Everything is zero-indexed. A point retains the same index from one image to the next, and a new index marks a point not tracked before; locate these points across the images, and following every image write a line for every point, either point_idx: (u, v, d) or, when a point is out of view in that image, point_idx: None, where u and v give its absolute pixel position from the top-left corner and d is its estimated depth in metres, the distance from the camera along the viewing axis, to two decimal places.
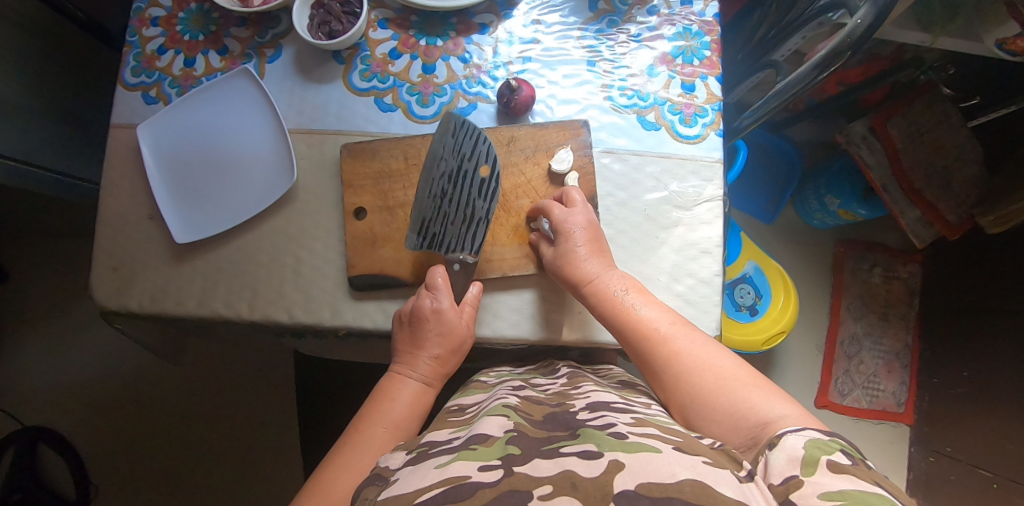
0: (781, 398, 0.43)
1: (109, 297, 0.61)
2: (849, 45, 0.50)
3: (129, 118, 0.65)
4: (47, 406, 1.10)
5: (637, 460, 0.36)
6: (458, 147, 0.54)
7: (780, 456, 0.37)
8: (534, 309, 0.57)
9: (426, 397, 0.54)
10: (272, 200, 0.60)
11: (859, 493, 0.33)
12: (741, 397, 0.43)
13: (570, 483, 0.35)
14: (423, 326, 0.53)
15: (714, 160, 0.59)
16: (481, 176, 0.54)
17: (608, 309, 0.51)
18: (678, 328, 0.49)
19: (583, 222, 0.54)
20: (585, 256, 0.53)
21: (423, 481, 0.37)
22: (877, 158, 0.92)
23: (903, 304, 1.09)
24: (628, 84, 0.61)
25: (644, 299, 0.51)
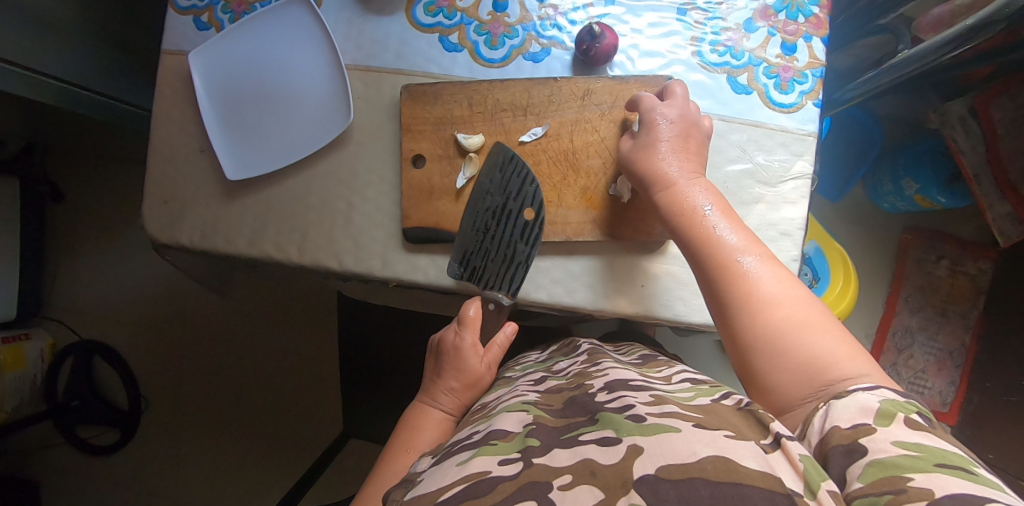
0: (855, 355, 0.38)
1: (160, 229, 0.62)
2: (1000, 19, 0.43)
3: (180, 45, 0.63)
4: (101, 321, 1.15)
5: (655, 442, 0.33)
6: (505, 184, 0.51)
7: (848, 405, 0.34)
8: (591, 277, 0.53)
9: (449, 426, 0.53)
10: (324, 141, 0.57)
11: (937, 450, 0.30)
12: (820, 348, 0.38)
13: (589, 471, 0.33)
14: (444, 359, 0.53)
15: (807, 133, 0.53)
16: (524, 219, 0.51)
17: (689, 233, 0.45)
18: (759, 265, 0.43)
19: (675, 115, 0.49)
20: (666, 154, 0.48)
21: (444, 480, 0.35)
22: (972, 143, 0.84)
23: (966, 301, 1.02)
24: (721, 38, 0.54)
25: (735, 228, 0.45)
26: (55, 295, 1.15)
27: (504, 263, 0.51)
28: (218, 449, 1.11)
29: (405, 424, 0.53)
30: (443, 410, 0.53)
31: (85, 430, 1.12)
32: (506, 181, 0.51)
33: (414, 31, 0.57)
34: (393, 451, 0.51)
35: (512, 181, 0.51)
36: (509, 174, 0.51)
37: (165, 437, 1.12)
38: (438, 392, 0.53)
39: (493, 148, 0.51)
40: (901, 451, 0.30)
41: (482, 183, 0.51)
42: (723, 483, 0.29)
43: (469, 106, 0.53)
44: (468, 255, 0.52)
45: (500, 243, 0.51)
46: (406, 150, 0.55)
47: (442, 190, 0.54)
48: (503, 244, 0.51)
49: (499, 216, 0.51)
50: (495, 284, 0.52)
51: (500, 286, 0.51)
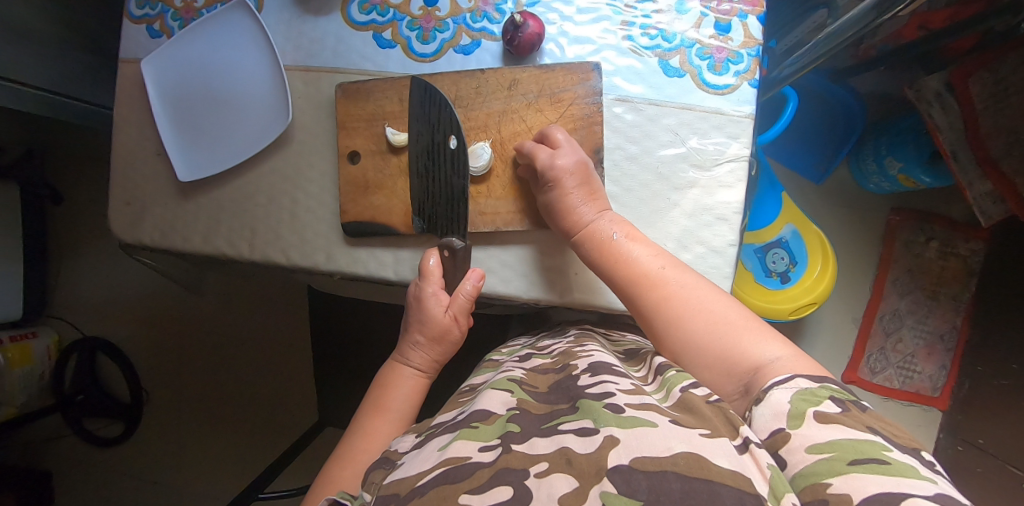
0: (769, 340, 0.39)
1: (125, 230, 0.65)
2: None
3: (135, 52, 0.65)
4: (101, 319, 1.20)
5: (632, 435, 0.33)
6: (427, 117, 0.51)
7: (765, 412, 0.34)
8: (524, 266, 0.53)
9: (421, 383, 0.55)
10: (267, 141, 0.59)
11: (851, 443, 0.30)
12: (732, 341, 0.40)
13: (565, 459, 0.33)
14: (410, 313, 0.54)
15: (744, 115, 0.52)
16: (450, 147, 0.50)
17: (598, 251, 0.48)
18: (667, 271, 0.45)
19: (572, 163, 0.48)
20: (579, 201, 0.48)
21: (425, 464, 0.36)
22: (949, 120, 0.81)
23: (957, 284, 0.99)
24: (652, 21, 0.53)
25: (641, 242, 0.47)
26: (58, 294, 1.21)
27: (449, 199, 0.51)
28: (214, 439, 1.15)
29: (377, 389, 0.54)
30: (414, 368, 0.55)
31: (93, 423, 1.17)
32: (427, 114, 0.51)
33: (349, 30, 0.58)
34: (364, 414, 0.52)
35: (432, 109, 0.50)
36: (426, 105, 0.50)
37: (165, 428, 1.16)
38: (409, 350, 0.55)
39: (413, 86, 0.52)
40: (816, 458, 0.30)
41: (412, 126, 0.52)
42: (694, 478, 0.29)
43: (400, 101, 0.54)
44: (425, 205, 0.53)
45: (439, 181, 0.51)
46: (343, 147, 0.55)
47: (377, 185, 0.55)
48: (442, 183, 0.51)
49: (438, 152, 0.51)
50: (449, 229, 0.52)
51: (451, 231, 0.51)
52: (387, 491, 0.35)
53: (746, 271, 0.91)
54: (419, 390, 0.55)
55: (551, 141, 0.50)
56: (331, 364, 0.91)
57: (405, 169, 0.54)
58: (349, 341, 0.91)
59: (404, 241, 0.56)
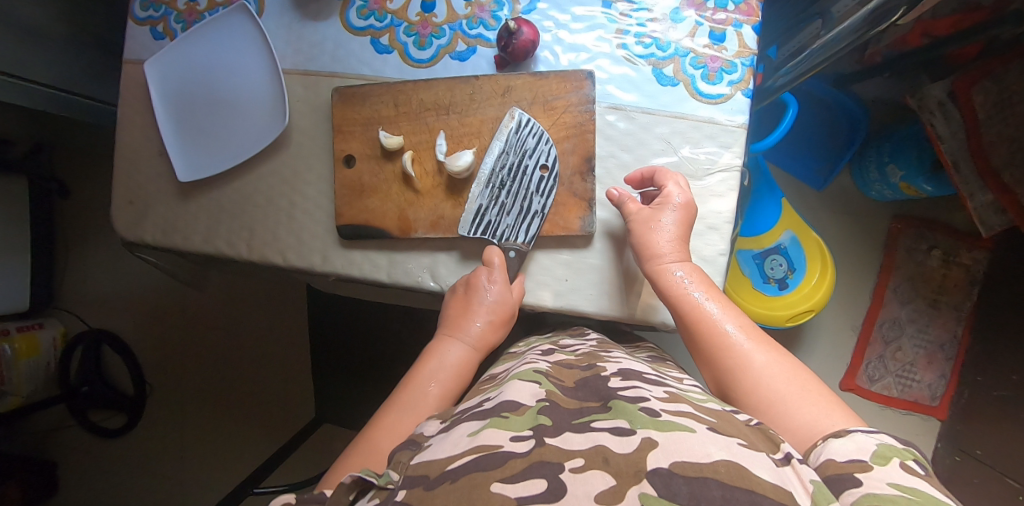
0: (856, 417, 0.38)
1: (127, 228, 0.66)
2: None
3: (139, 54, 0.66)
4: (106, 312, 1.23)
5: (671, 440, 0.33)
6: (521, 143, 0.52)
7: (846, 444, 0.34)
8: (578, 275, 0.53)
9: (471, 360, 0.51)
10: (265, 143, 0.59)
11: (932, 496, 0.30)
12: (819, 410, 0.38)
13: (602, 458, 0.32)
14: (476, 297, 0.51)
15: (737, 124, 0.52)
16: (539, 174, 0.52)
17: (670, 302, 0.48)
18: (741, 334, 0.45)
19: (680, 199, 0.50)
20: (667, 237, 0.49)
21: (455, 449, 0.36)
22: (952, 129, 0.80)
23: (959, 292, 0.98)
24: (646, 30, 0.53)
25: (712, 298, 0.48)
26: (65, 287, 1.23)
27: (522, 217, 0.52)
28: (213, 433, 1.17)
29: (423, 358, 0.50)
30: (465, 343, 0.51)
31: (97, 414, 1.19)
32: (522, 140, 0.52)
33: (347, 34, 0.58)
34: (408, 386, 0.48)
35: (527, 139, 0.52)
36: (522, 133, 0.52)
37: (166, 420, 1.18)
38: (469, 326, 0.51)
39: (507, 112, 0.52)
40: (896, 492, 0.30)
41: (494, 144, 0.52)
42: (736, 487, 0.29)
43: (395, 106, 0.55)
44: (483, 212, 0.52)
45: (515, 195, 0.52)
46: (339, 151, 0.56)
47: (373, 189, 0.55)
48: (517, 197, 0.52)
49: (517, 173, 0.52)
50: (509, 235, 0.53)
51: (513, 237, 0.52)
52: (417, 473, 0.35)
53: (743, 277, 0.91)
54: (468, 367, 0.51)
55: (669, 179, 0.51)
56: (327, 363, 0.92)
57: (399, 174, 0.55)
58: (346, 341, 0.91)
59: (396, 244, 0.56)
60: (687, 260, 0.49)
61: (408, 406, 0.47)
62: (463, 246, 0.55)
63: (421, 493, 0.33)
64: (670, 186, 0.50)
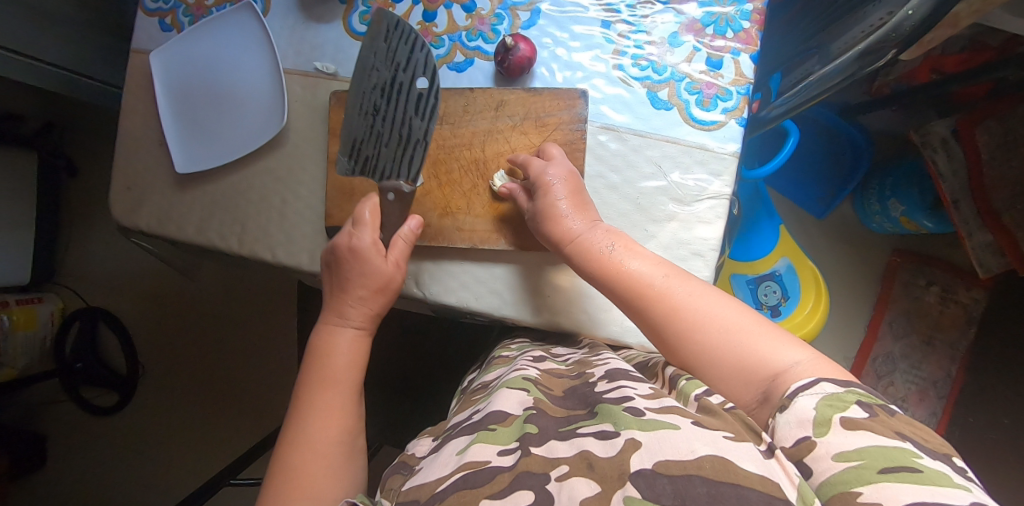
0: (785, 344, 0.39)
1: (124, 214, 0.67)
2: (898, 39, 0.41)
3: (146, 44, 0.67)
4: (105, 291, 1.25)
5: (655, 437, 0.34)
6: (391, 54, 0.46)
7: (788, 420, 0.34)
8: (509, 283, 0.54)
9: (363, 343, 0.53)
10: (261, 141, 0.60)
11: (878, 450, 0.30)
12: (748, 349, 0.39)
13: (586, 463, 0.34)
14: (345, 266, 0.52)
15: (728, 153, 0.52)
16: (417, 89, 0.46)
17: (597, 269, 0.47)
18: (669, 282, 0.44)
19: (562, 173, 0.49)
20: (568, 212, 0.48)
21: (445, 468, 0.38)
22: (954, 167, 0.79)
23: (955, 330, 0.96)
24: (643, 52, 0.53)
25: (637, 255, 0.46)
26: (67, 264, 1.25)
27: (400, 148, 0.48)
28: (203, 419, 1.19)
29: (314, 358, 0.51)
30: (352, 327, 0.52)
31: (89, 391, 1.21)
32: (391, 50, 0.46)
33: (350, 39, 0.59)
34: (307, 391, 0.50)
35: (397, 46, 0.46)
36: (405, 54, 0.46)
37: (155, 402, 1.20)
38: (346, 308, 0.52)
39: (376, 15, 0.46)
40: (843, 466, 0.30)
41: (366, 55, 0.47)
42: (722, 482, 0.30)
43: None
44: (360, 145, 0.49)
45: (391, 120, 0.47)
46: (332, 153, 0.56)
47: (362, 193, 0.56)
48: (396, 122, 0.47)
49: (396, 95, 0.47)
50: (390, 173, 0.49)
51: (395, 173, 0.49)
52: (410, 497, 0.37)
53: None
54: (360, 351, 0.53)
55: (544, 157, 0.50)
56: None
57: None
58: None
59: None
60: (602, 226, 0.48)
61: (309, 413, 0.48)
62: (447, 256, 0.54)
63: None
64: (541, 166, 0.49)
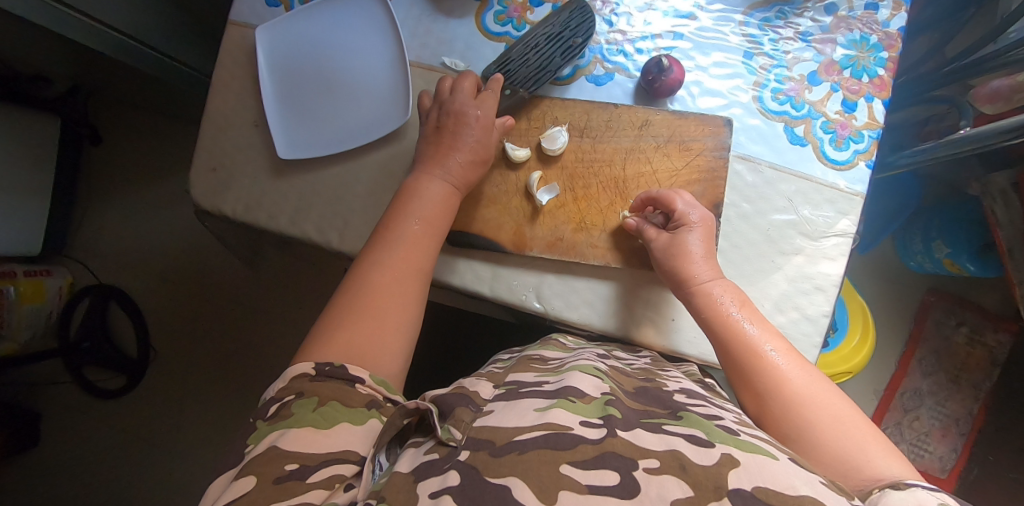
0: (890, 454, 0.38)
1: (206, 195, 0.62)
2: None
3: (248, 18, 0.64)
4: (120, 267, 1.18)
5: (752, 459, 0.33)
6: (567, 21, 0.54)
7: (905, 498, 0.34)
8: (621, 306, 0.53)
9: (453, 201, 0.51)
10: (378, 135, 0.58)
11: None
12: (856, 446, 0.39)
13: (679, 464, 0.33)
14: (457, 131, 0.51)
15: (856, 193, 0.54)
16: (571, 45, 0.54)
17: (711, 319, 0.46)
18: (783, 357, 0.43)
19: (699, 217, 0.50)
20: (699, 256, 0.48)
21: (524, 420, 0.36)
22: (1012, 217, 0.81)
23: (980, 371, 1.01)
24: (783, 87, 0.54)
25: (756, 321, 0.46)
26: (80, 235, 1.18)
27: (537, 70, 0.54)
28: (220, 412, 1.12)
29: (401, 197, 0.50)
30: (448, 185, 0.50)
31: (92, 373, 1.13)
32: (569, 19, 0.54)
33: (482, 38, 0.58)
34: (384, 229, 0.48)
35: (575, 17, 0.54)
36: (574, 13, 0.54)
37: (167, 390, 1.13)
38: (449, 163, 0.50)
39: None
40: None
41: (550, 13, 0.54)
42: None
43: (529, 121, 0.54)
44: (506, 57, 0.54)
45: (543, 56, 0.54)
46: None
47: (490, 199, 0.54)
48: (544, 57, 0.54)
49: (554, 39, 0.54)
50: (518, 82, 0.54)
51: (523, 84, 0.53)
52: (482, 435, 0.36)
53: None
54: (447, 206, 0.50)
55: (681, 197, 0.50)
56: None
57: (521, 188, 0.54)
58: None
59: (505, 259, 0.55)
60: (725, 282, 0.48)
61: (382, 251, 0.47)
62: (575, 271, 0.54)
63: (488, 459, 0.34)
64: (686, 208, 0.49)
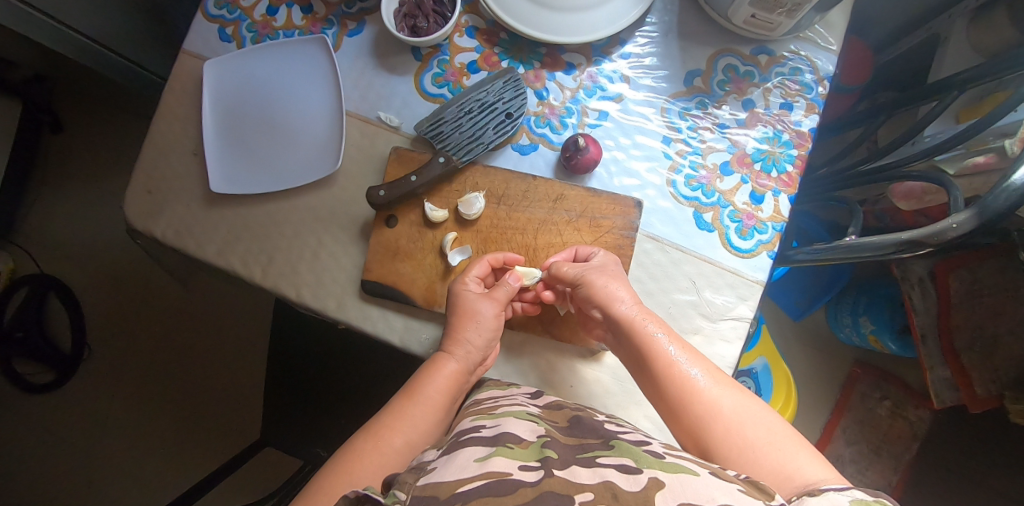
0: (817, 463, 0.39)
1: (137, 216, 0.62)
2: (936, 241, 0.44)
3: (200, 49, 0.65)
4: (66, 260, 1.16)
5: (676, 480, 0.35)
6: (502, 92, 0.57)
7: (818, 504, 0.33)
8: (526, 367, 0.56)
9: (463, 381, 0.50)
10: (310, 179, 0.60)
11: None
12: (787, 458, 0.39)
13: (610, 493, 0.34)
14: (455, 309, 0.52)
15: (756, 280, 0.56)
16: (505, 118, 0.56)
17: (638, 349, 0.47)
18: (708, 380, 0.45)
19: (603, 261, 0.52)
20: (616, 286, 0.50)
21: (464, 472, 0.36)
22: (927, 306, 0.85)
23: (900, 444, 1.04)
24: (697, 173, 0.57)
25: (680, 347, 0.47)
26: (28, 223, 1.17)
27: (469, 140, 0.56)
28: (150, 418, 1.11)
29: (421, 372, 0.50)
30: (456, 358, 0.50)
31: (21, 365, 1.10)
32: (503, 90, 0.57)
33: (419, 97, 0.60)
34: (400, 399, 0.49)
35: (509, 88, 0.57)
36: (507, 85, 0.57)
37: (96, 390, 1.11)
38: (463, 343, 0.51)
39: (505, 70, 0.58)
40: None
41: (485, 83, 0.57)
42: None
43: (450, 183, 0.56)
44: (440, 123, 0.57)
45: (476, 123, 0.56)
46: (382, 209, 0.56)
47: (407, 254, 0.56)
48: (476, 125, 0.56)
49: (487, 108, 0.56)
50: (449, 148, 0.56)
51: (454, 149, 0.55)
52: (425, 493, 0.34)
53: None
54: (460, 387, 0.50)
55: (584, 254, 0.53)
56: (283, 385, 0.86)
57: (436, 246, 0.56)
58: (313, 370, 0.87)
59: (418, 313, 0.57)
60: (650, 313, 0.49)
61: (396, 416, 0.48)
62: None
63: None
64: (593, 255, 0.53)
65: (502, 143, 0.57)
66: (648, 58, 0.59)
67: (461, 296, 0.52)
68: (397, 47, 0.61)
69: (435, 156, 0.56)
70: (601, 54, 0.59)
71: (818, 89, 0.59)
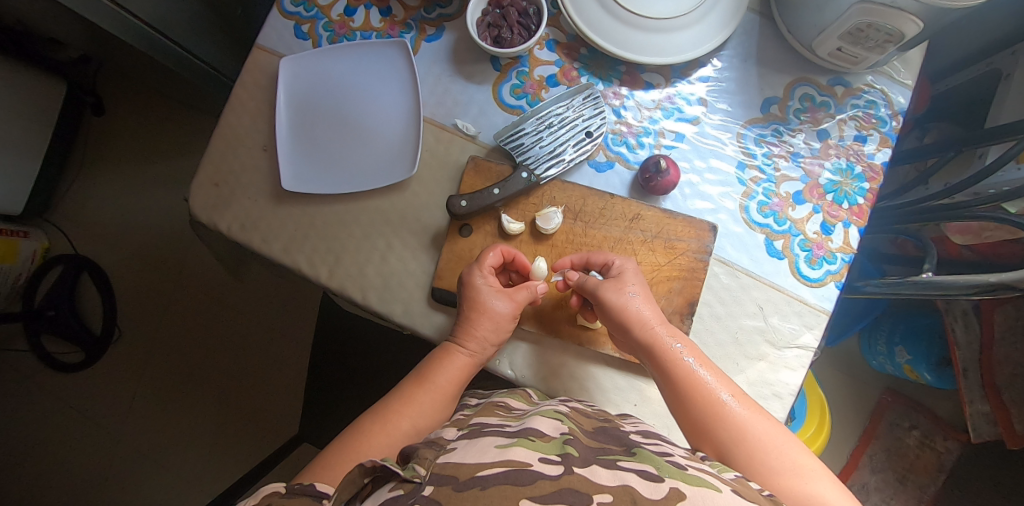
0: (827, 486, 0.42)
1: (202, 208, 0.60)
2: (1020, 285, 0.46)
3: (275, 44, 0.64)
4: (101, 242, 1.17)
5: (698, 492, 0.34)
6: (581, 108, 0.58)
7: None
8: (589, 381, 0.56)
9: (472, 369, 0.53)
10: (382, 182, 0.60)
11: None
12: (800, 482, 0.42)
13: (630, 497, 0.33)
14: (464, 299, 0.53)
15: (823, 310, 0.56)
16: (585, 136, 0.57)
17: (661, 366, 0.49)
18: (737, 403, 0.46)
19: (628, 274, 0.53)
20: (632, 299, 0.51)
21: (484, 457, 0.36)
22: (969, 338, 0.86)
23: (926, 475, 1.04)
24: (770, 200, 0.58)
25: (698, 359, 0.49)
26: (64, 203, 1.17)
27: (548, 155, 0.57)
28: (177, 404, 1.11)
29: (432, 360, 0.52)
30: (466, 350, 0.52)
31: (51, 344, 1.11)
32: (583, 107, 0.58)
33: (497, 108, 0.61)
34: (408, 385, 0.51)
35: (589, 106, 0.58)
36: (587, 102, 0.58)
37: (125, 372, 1.12)
38: (463, 334, 0.52)
39: (585, 87, 0.59)
40: None
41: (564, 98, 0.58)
42: None
43: (528, 197, 0.58)
44: (520, 136, 0.58)
45: (556, 138, 0.57)
46: (457, 219, 0.58)
47: None
48: (555, 141, 0.57)
49: (567, 125, 0.58)
50: (528, 161, 0.57)
51: (532, 162, 0.57)
52: (445, 472, 0.35)
53: None
54: (468, 377, 0.53)
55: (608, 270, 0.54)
56: (326, 383, 0.87)
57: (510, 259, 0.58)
58: (353, 370, 0.87)
59: None
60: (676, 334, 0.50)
61: (403, 402, 0.50)
62: (547, 345, 0.57)
63: (450, 492, 0.33)
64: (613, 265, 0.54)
65: (579, 160, 0.58)
66: (725, 82, 0.60)
67: (475, 287, 0.53)
68: (476, 56, 0.62)
69: (514, 170, 0.57)
70: (680, 76, 0.60)
71: (892, 123, 0.59)
